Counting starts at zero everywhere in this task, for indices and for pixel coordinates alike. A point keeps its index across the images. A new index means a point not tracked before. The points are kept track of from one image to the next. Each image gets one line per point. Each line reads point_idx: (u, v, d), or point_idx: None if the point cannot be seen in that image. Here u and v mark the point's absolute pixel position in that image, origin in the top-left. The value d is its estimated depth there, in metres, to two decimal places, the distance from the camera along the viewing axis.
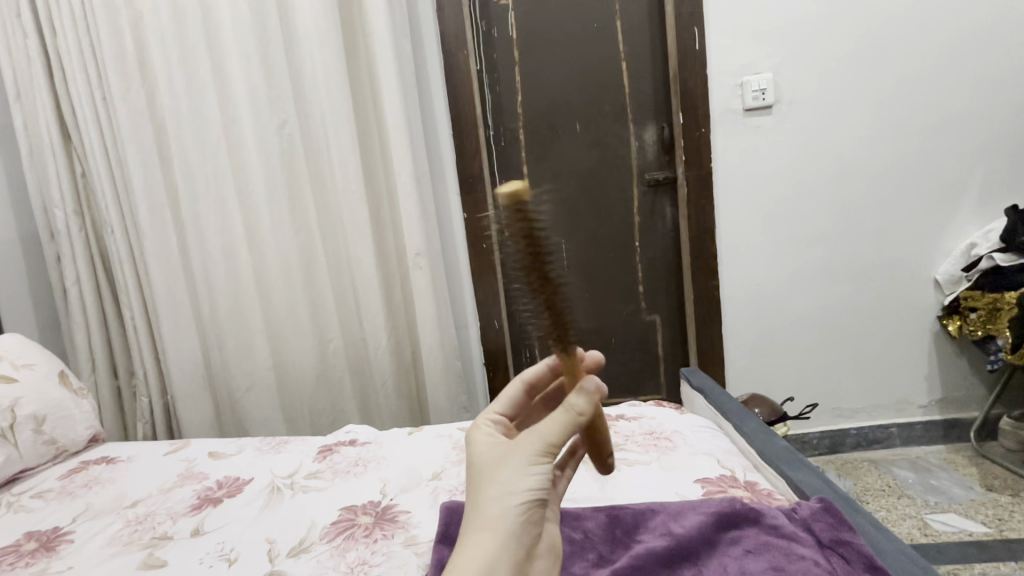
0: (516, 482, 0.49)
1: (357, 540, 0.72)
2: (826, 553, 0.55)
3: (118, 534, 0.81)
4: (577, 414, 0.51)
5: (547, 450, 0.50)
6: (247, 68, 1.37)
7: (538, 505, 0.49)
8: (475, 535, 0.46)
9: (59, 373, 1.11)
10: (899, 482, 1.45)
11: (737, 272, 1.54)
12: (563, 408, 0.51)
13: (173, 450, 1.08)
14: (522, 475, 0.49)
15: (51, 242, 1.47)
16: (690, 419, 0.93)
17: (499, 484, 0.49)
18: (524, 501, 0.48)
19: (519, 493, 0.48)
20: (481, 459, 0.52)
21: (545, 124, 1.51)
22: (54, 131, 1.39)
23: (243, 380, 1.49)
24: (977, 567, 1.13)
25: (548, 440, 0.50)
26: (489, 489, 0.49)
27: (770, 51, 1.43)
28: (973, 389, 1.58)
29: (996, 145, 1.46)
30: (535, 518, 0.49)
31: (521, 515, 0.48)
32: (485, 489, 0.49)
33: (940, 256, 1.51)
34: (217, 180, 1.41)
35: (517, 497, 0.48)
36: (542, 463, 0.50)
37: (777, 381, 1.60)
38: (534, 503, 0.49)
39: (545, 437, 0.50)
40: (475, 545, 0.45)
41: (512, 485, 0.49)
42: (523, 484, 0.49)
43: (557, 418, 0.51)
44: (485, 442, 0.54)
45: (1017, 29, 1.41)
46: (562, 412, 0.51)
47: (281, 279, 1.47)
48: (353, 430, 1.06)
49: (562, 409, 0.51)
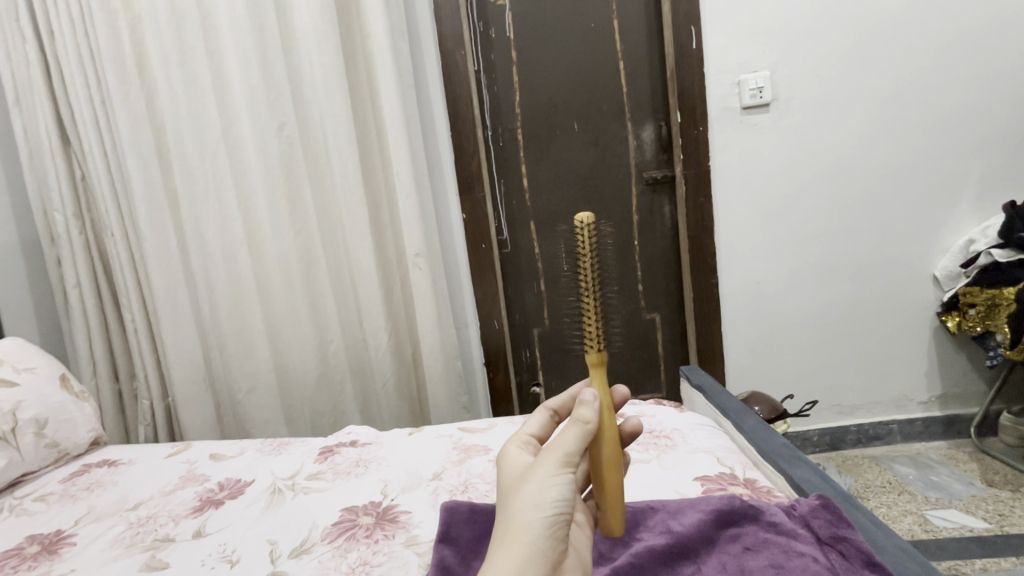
0: (539, 495, 0.49)
1: (358, 541, 0.72)
2: (825, 549, 0.56)
3: (121, 536, 0.81)
4: (585, 425, 0.50)
5: (566, 460, 0.50)
6: (245, 71, 1.37)
7: (564, 516, 0.49)
8: (502, 546, 0.47)
9: (60, 376, 1.11)
10: (899, 479, 1.45)
11: (736, 270, 1.54)
12: (572, 420, 0.51)
13: (175, 452, 1.08)
14: (543, 485, 0.49)
15: (51, 245, 1.47)
16: (690, 417, 0.93)
17: (523, 496, 0.49)
18: (547, 513, 0.48)
19: (542, 504, 0.48)
20: (509, 479, 0.53)
21: (542, 126, 1.55)
22: (54, 135, 1.39)
23: (244, 381, 1.49)
24: (978, 563, 1.13)
25: (564, 451, 0.50)
26: (515, 505, 0.49)
27: (767, 49, 1.43)
28: (973, 384, 1.58)
29: (995, 142, 1.46)
30: (561, 529, 0.49)
31: (546, 526, 0.48)
32: (511, 504, 0.50)
33: (939, 252, 1.51)
34: (216, 182, 1.42)
35: (540, 508, 0.48)
36: (563, 472, 0.50)
37: (777, 378, 1.60)
38: (558, 513, 0.49)
39: (561, 447, 0.50)
40: (502, 559, 0.45)
41: (535, 496, 0.49)
42: (546, 494, 0.49)
43: (567, 430, 0.50)
44: (515, 463, 0.55)
45: (1015, 25, 1.41)
46: (571, 423, 0.51)
47: (280, 281, 1.48)
48: (354, 431, 1.07)
49: (570, 422, 0.51)
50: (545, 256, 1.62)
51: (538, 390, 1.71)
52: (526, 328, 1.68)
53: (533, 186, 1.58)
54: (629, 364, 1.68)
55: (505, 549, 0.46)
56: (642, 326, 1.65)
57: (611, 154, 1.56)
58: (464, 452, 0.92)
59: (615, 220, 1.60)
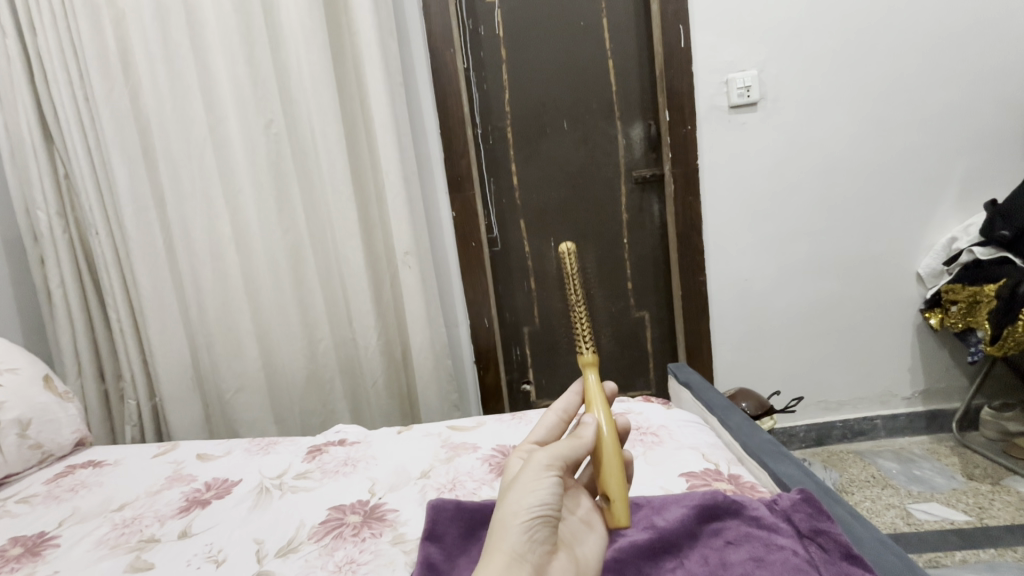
0: (523, 498, 0.49)
1: (345, 539, 0.73)
2: (805, 543, 0.56)
3: (106, 537, 0.80)
4: (580, 437, 0.53)
5: (551, 464, 0.51)
6: (231, 67, 1.36)
7: (546, 520, 0.49)
8: (487, 548, 0.47)
9: (43, 376, 1.10)
10: (883, 473, 1.48)
11: (723, 268, 1.55)
12: (568, 433, 0.54)
13: (161, 453, 1.08)
14: (527, 489, 0.50)
15: (34, 244, 1.45)
16: (677, 414, 0.94)
17: (508, 497, 0.50)
18: (530, 515, 0.49)
19: (526, 505, 0.49)
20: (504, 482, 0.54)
21: (531, 125, 1.56)
22: (36, 132, 1.37)
23: (232, 381, 1.48)
24: (958, 555, 1.15)
25: (550, 455, 0.52)
26: (499, 507, 0.50)
27: (754, 49, 1.44)
28: (955, 380, 1.61)
29: (977, 142, 1.48)
30: (544, 533, 0.49)
31: (527, 527, 0.48)
32: (498, 506, 0.51)
33: (922, 250, 1.53)
34: (203, 180, 1.40)
35: (522, 510, 0.49)
36: (547, 476, 0.51)
37: (764, 375, 1.62)
38: (540, 516, 0.49)
39: (548, 450, 0.52)
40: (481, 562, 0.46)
41: (519, 497, 0.49)
42: (529, 496, 0.49)
43: (561, 441, 0.53)
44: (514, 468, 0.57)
45: (997, 26, 1.43)
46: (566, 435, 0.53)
47: (268, 279, 1.46)
48: (343, 430, 1.06)
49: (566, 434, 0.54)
50: (535, 254, 1.63)
51: (528, 387, 1.72)
52: (516, 326, 1.68)
53: (523, 184, 1.59)
54: (617, 362, 1.69)
55: (486, 551, 0.47)
56: (631, 324, 1.67)
57: (600, 152, 1.56)
58: (452, 450, 0.93)
59: (604, 219, 1.60)
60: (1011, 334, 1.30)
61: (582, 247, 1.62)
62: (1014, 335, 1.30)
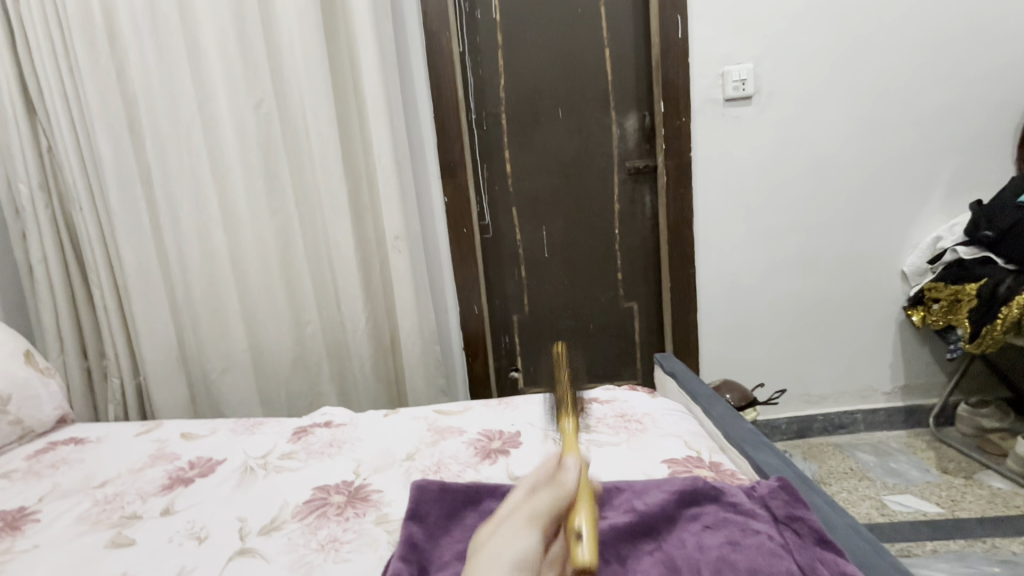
0: (499, 560, 0.42)
1: (329, 519, 0.73)
2: (780, 528, 0.57)
3: (86, 513, 0.80)
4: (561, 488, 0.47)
5: (532, 521, 0.45)
6: (221, 42, 1.33)
7: None
8: None
9: (24, 352, 1.08)
10: (861, 466, 1.51)
11: (713, 261, 1.56)
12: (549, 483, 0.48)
13: (145, 431, 1.07)
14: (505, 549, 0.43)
15: (15, 219, 1.42)
16: (661, 403, 0.95)
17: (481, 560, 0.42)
18: None
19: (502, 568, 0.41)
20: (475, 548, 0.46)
21: (526, 112, 1.55)
22: (18, 103, 1.34)
23: (218, 361, 1.47)
24: (929, 545, 1.19)
25: (530, 511, 0.45)
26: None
27: (751, 42, 1.44)
28: (934, 377, 1.64)
29: (966, 143, 1.50)
30: None
31: None
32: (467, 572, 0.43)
33: (908, 248, 1.55)
34: (191, 158, 1.38)
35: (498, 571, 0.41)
36: (527, 534, 0.44)
37: (749, 368, 1.64)
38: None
39: (529, 503, 0.46)
40: None
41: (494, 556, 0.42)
42: (507, 557, 0.42)
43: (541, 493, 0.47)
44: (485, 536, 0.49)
45: (991, 28, 1.44)
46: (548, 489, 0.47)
47: (256, 260, 1.45)
48: (329, 412, 1.06)
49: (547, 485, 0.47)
50: (526, 242, 1.63)
51: (516, 374, 1.73)
52: (506, 313, 1.68)
53: (516, 171, 1.58)
54: (605, 351, 1.70)
55: None
56: (620, 314, 1.67)
57: (595, 142, 1.56)
58: (438, 434, 0.93)
59: (597, 209, 1.60)
60: (989, 333, 1.32)
61: (574, 236, 1.62)
62: (991, 334, 1.31)
